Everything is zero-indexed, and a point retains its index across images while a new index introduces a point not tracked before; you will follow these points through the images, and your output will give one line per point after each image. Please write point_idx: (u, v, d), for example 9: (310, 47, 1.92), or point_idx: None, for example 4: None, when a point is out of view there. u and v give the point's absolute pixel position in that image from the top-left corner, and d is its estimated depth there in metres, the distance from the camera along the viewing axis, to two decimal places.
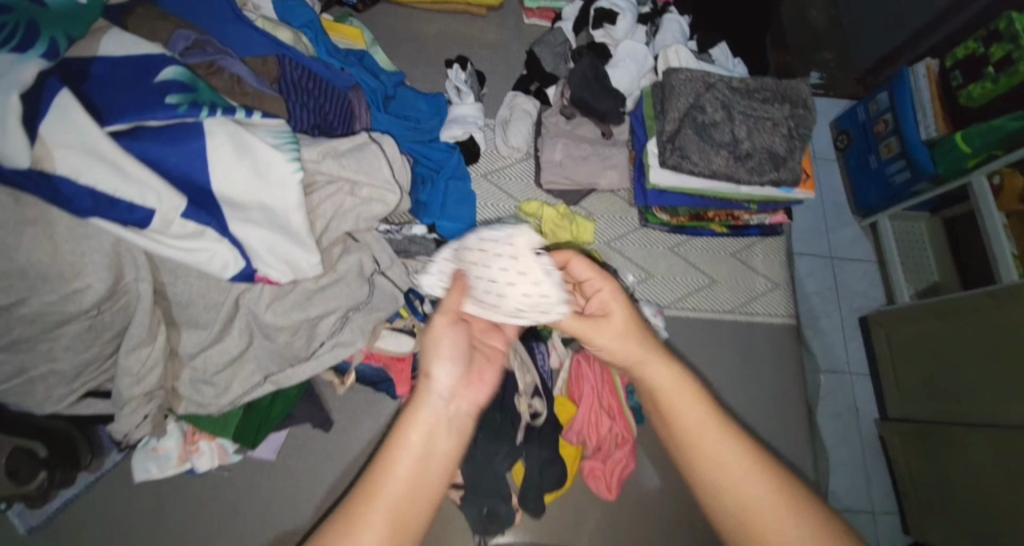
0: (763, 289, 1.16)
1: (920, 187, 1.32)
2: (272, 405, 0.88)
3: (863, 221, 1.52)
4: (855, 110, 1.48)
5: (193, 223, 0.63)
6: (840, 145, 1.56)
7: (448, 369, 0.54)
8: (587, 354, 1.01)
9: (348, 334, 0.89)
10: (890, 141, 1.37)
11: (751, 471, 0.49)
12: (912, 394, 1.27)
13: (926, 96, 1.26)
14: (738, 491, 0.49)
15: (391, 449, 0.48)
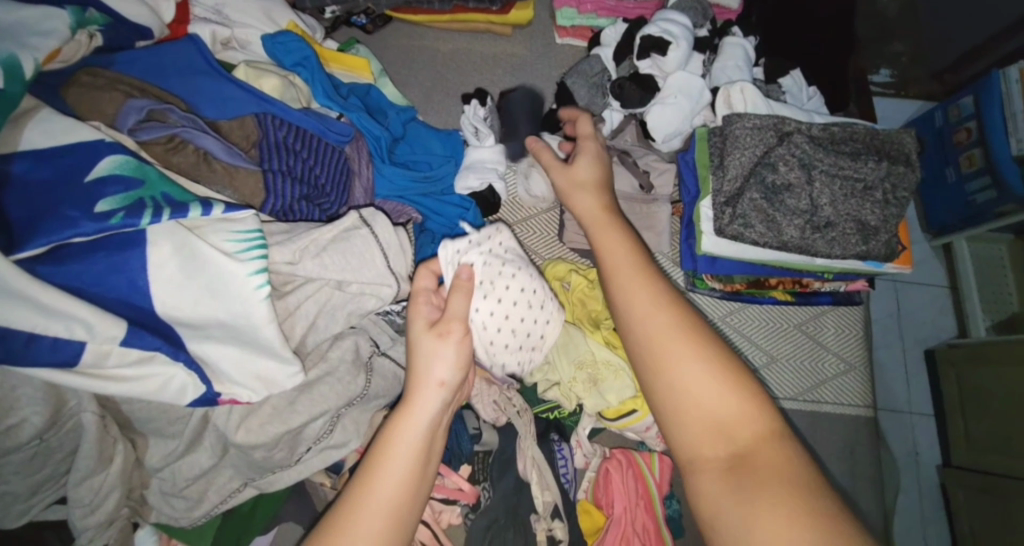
0: (834, 372, 0.97)
1: (1005, 210, 1.16)
2: (255, 512, 0.78)
3: (935, 240, 1.38)
4: (933, 113, 1.30)
5: (134, 352, 0.52)
6: None
7: (445, 374, 0.57)
8: (619, 458, 0.85)
9: (340, 435, 0.77)
10: (972, 153, 1.20)
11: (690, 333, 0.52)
12: (985, 445, 1.17)
13: (1018, 104, 1.09)
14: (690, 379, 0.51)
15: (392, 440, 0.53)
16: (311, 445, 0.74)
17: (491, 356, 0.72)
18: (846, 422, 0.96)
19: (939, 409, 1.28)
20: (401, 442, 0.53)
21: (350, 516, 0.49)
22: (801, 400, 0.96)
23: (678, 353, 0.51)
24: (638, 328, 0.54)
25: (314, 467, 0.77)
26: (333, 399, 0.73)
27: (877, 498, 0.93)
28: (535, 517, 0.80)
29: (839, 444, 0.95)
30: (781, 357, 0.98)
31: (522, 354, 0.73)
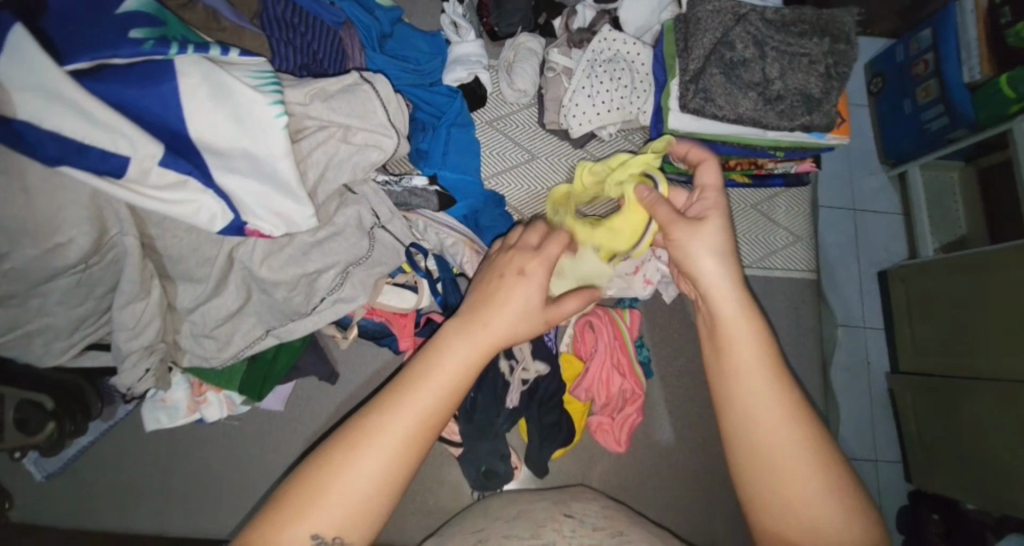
0: (784, 243, 1.10)
1: (956, 135, 1.39)
2: (277, 358, 0.88)
3: (893, 169, 1.66)
4: (895, 50, 1.54)
5: (172, 173, 0.60)
6: (874, 89, 1.65)
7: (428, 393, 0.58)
8: (594, 311, 0.95)
9: (349, 290, 0.86)
10: (928, 84, 1.43)
11: (830, 474, 0.52)
12: (925, 350, 1.46)
13: (971, 35, 1.30)
14: (809, 478, 0.52)
15: (376, 425, 0.56)
16: (325, 295, 0.84)
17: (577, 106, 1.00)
18: (794, 284, 1.09)
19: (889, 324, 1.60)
20: (406, 404, 0.57)
21: (314, 492, 0.54)
22: (755, 267, 1.09)
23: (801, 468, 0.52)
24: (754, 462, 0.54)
25: (327, 318, 0.86)
26: (343, 252, 0.83)
27: (819, 347, 1.08)
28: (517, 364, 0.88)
29: (788, 302, 1.09)
30: (739, 230, 1.11)
31: (610, 117, 1.01)
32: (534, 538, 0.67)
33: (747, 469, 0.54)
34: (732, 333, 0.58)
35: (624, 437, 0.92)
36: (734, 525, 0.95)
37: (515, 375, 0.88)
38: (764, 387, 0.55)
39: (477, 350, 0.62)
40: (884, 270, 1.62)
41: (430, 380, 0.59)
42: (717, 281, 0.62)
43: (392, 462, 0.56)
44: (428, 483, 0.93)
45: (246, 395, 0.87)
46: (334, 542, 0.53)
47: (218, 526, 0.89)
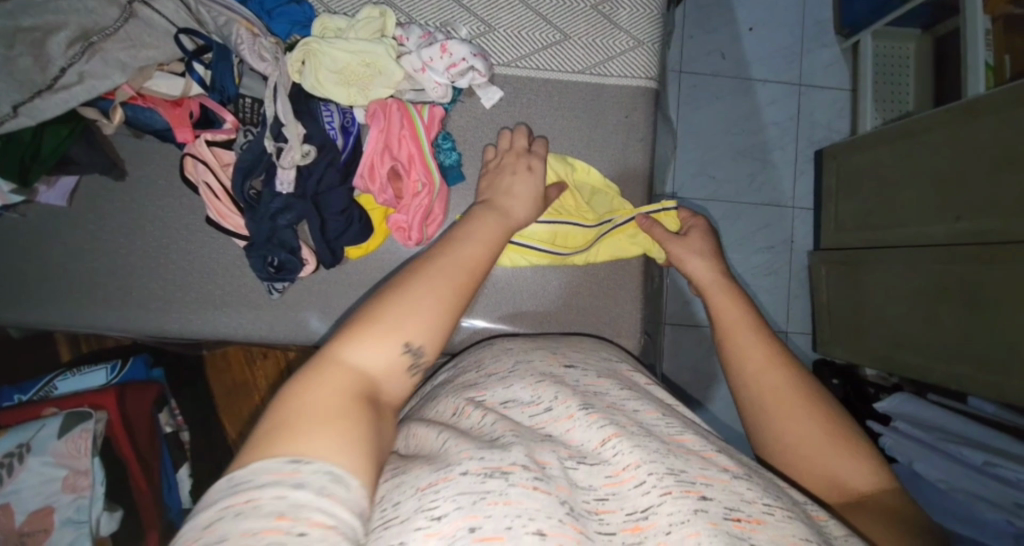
0: (624, 47, 1.03)
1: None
2: (38, 141, 0.83)
3: (849, 38, 2.02)
4: None
5: None
6: None
7: (465, 255, 0.69)
8: (380, 100, 0.88)
9: (98, 65, 0.80)
10: None
11: (820, 410, 0.63)
12: (923, 212, 1.54)
13: None
14: (799, 412, 0.63)
15: (426, 270, 0.63)
16: (64, 67, 0.78)
17: None
18: (628, 93, 1.04)
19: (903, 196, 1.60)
20: (447, 259, 0.66)
21: (382, 315, 0.57)
22: (588, 73, 1.02)
23: (792, 413, 0.63)
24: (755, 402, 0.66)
25: (80, 98, 0.80)
26: (75, 14, 0.78)
27: (649, 163, 1.04)
28: (286, 149, 0.83)
29: (617, 110, 1.03)
30: (574, 34, 1.02)
31: None
32: (534, 403, 0.61)
33: (757, 404, 0.65)
34: (716, 303, 0.78)
35: (418, 230, 0.91)
36: (535, 321, 1.01)
37: (285, 156, 0.83)
38: (756, 338, 0.71)
39: (490, 227, 0.76)
40: (893, 135, 1.63)
41: (461, 245, 0.69)
42: (700, 273, 0.84)
43: (451, 294, 0.62)
44: (224, 284, 0.92)
45: (8, 179, 0.82)
46: (420, 353, 0.58)
47: (18, 315, 0.92)
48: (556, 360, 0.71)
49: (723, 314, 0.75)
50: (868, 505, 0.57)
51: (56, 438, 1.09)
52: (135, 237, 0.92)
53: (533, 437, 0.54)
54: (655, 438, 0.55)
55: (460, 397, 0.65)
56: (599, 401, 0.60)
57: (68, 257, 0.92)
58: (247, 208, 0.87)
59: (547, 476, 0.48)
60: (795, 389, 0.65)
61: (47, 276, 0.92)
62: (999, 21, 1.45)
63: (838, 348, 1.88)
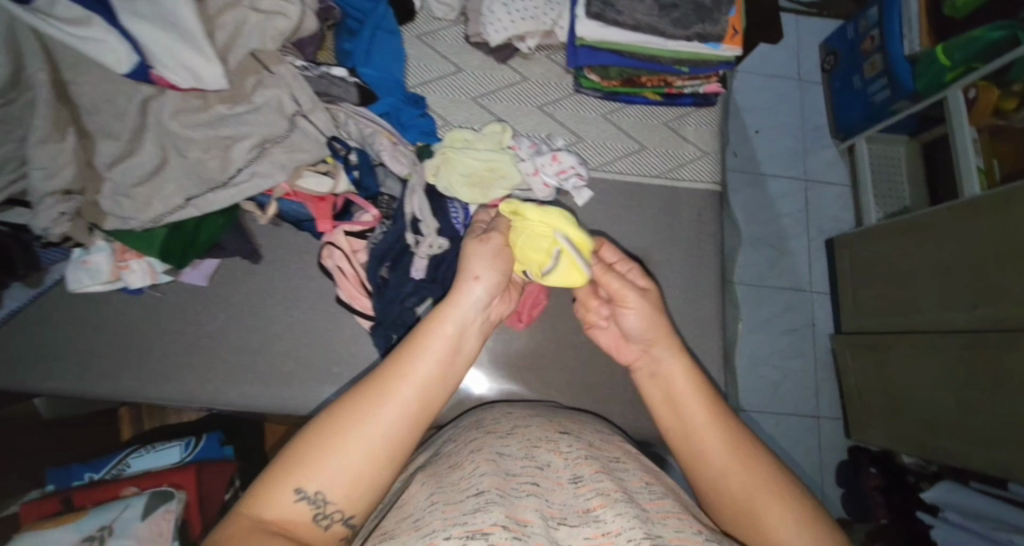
0: (692, 157, 1.17)
1: (900, 105, 1.92)
2: (199, 229, 0.93)
3: (844, 143, 2.29)
4: (848, 31, 2.15)
5: (77, 8, 0.66)
6: (829, 66, 2.32)
7: (405, 399, 0.68)
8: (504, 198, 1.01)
9: (266, 167, 0.91)
10: (875, 62, 2.02)
11: (785, 499, 0.69)
12: (942, 296, 1.65)
13: (913, 15, 1.80)
14: (771, 507, 0.69)
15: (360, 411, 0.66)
16: (242, 167, 0.89)
17: (492, 12, 1.07)
18: (699, 196, 1.16)
19: (912, 283, 1.74)
20: (378, 407, 0.66)
21: (306, 453, 0.64)
22: (664, 178, 1.16)
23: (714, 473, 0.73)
24: (697, 478, 0.75)
25: (247, 193, 0.91)
26: (258, 126, 0.89)
27: (719, 254, 1.15)
28: (423, 240, 0.95)
29: (691, 210, 1.15)
30: (649, 145, 1.17)
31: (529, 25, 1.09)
32: (526, 458, 0.73)
33: (689, 473, 0.75)
34: (665, 410, 0.79)
35: (528, 312, 1.01)
36: (627, 403, 1.06)
37: (420, 248, 0.95)
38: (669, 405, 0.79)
39: (435, 362, 0.72)
40: (896, 224, 1.82)
41: (400, 385, 0.68)
42: (678, 377, 0.80)
43: (381, 438, 0.65)
44: (343, 361, 0.99)
45: (167, 261, 0.92)
46: (323, 500, 0.63)
47: (143, 391, 0.95)
48: (551, 429, 0.81)
49: (687, 419, 0.77)
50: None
51: (139, 518, 1.07)
52: (267, 317, 1.00)
53: (517, 492, 0.66)
54: (635, 505, 0.67)
55: (460, 454, 0.75)
56: (587, 467, 0.73)
57: (197, 336, 0.98)
58: (376, 292, 0.96)
59: (525, 536, 0.59)
60: (769, 487, 0.70)
61: (175, 354, 0.97)
62: (986, 132, 1.68)
63: (872, 433, 1.92)
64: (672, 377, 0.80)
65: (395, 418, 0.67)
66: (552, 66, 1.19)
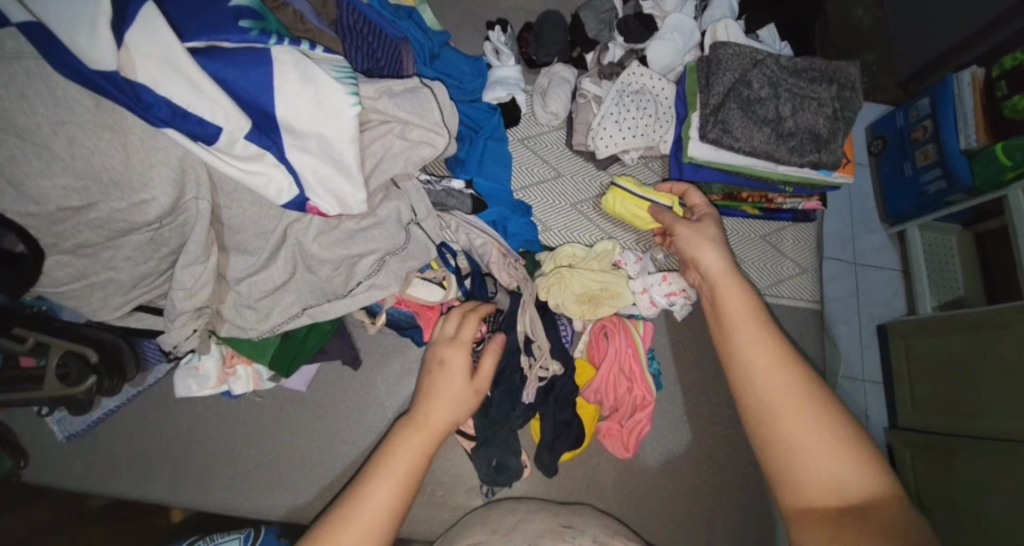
0: (790, 274, 1.14)
1: (954, 197, 1.45)
2: (308, 337, 0.91)
3: (892, 228, 1.67)
4: (894, 116, 1.60)
5: (254, 146, 0.66)
6: (874, 150, 1.69)
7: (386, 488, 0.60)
8: (610, 319, 0.99)
9: (384, 277, 0.90)
10: (927, 148, 1.49)
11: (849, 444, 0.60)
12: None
13: (969, 106, 1.39)
14: (811, 443, 0.61)
15: (339, 509, 0.58)
16: (362, 279, 0.88)
17: (603, 127, 1.08)
18: (799, 315, 1.13)
19: (986, 403, 1.27)
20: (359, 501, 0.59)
21: None
22: (763, 294, 1.13)
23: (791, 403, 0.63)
24: (770, 398, 0.65)
25: (360, 303, 0.91)
26: (382, 241, 0.87)
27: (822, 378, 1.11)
28: (534, 363, 0.92)
29: (792, 330, 1.12)
30: (748, 260, 1.14)
31: (635, 143, 1.10)
32: None
33: (762, 410, 0.65)
34: (740, 329, 0.70)
35: (632, 443, 0.95)
36: (730, 537, 1.00)
37: (532, 372, 0.91)
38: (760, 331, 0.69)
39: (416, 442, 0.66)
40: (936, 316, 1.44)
41: (380, 478, 0.61)
42: (723, 283, 0.78)
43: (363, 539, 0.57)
44: (440, 475, 0.97)
45: (275, 370, 0.90)
46: None
47: (235, 502, 0.92)
48: (554, 520, 0.75)
49: (742, 340, 0.69)
50: (860, 512, 0.56)
51: None
52: (365, 427, 0.98)
53: None
54: None
55: None
56: None
57: (294, 447, 0.95)
58: (480, 417, 0.91)
59: None
60: (806, 400, 0.63)
61: (268, 463, 0.94)
62: None
63: None
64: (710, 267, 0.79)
65: (379, 507, 0.59)
66: (650, 174, 1.19)
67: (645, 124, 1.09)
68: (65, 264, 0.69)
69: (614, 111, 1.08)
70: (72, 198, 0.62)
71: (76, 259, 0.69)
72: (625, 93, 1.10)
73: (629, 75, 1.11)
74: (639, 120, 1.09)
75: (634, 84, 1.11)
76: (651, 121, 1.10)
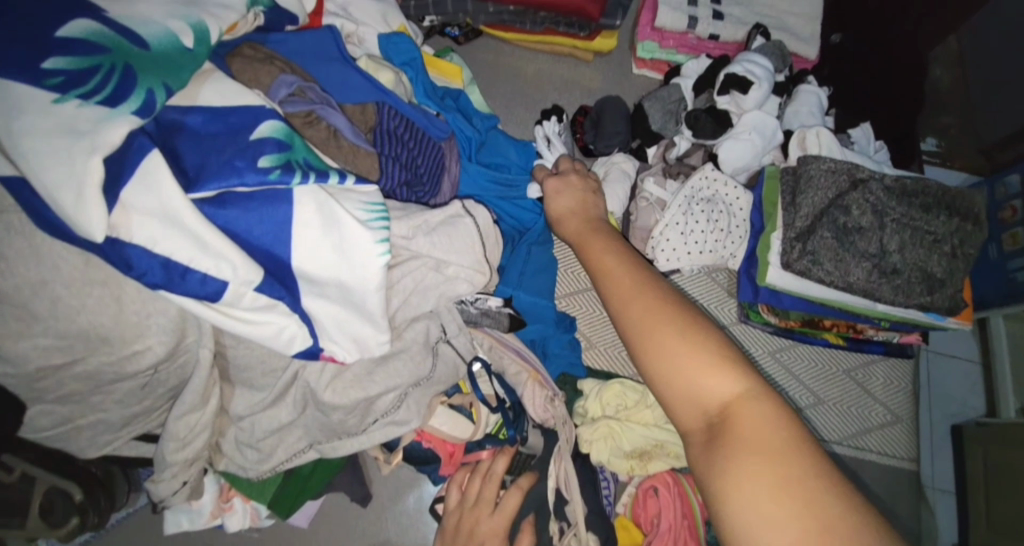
0: (879, 422, 0.97)
1: None
2: (313, 473, 0.80)
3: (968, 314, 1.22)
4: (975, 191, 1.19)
5: (264, 298, 0.56)
6: None
7: None
8: (663, 479, 0.83)
9: (405, 412, 0.78)
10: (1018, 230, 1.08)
11: (717, 355, 0.52)
12: None
13: None
14: (672, 364, 0.52)
15: None
16: (379, 417, 0.76)
17: (665, 238, 0.95)
18: (888, 472, 0.95)
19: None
20: None
21: None
22: (846, 445, 0.96)
23: (651, 317, 0.55)
24: (630, 328, 0.56)
25: (374, 441, 0.78)
26: (407, 376, 0.75)
27: None
28: (569, 534, 0.78)
29: (880, 490, 0.94)
30: (827, 399, 0.98)
31: (699, 258, 0.96)
32: None
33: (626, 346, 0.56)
34: (597, 266, 0.64)
35: None
36: None
37: (564, 542, 0.78)
38: (615, 266, 0.62)
39: None
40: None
41: None
42: (571, 227, 0.73)
43: None
44: None
45: (273, 510, 0.79)
46: None
47: None
48: None
49: (610, 297, 0.60)
50: (734, 426, 0.48)
51: None
52: None
53: None
54: None
55: None
56: None
57: None
58: None
59: None
60: (673, 325, 0.54)
61: None
62: None
63: None
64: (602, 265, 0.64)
65: None
66: (714, 287, 1.04)
67: (714, 239, 0.96)
68: (48, 412, 0.60)
69: (680, 222, 0.96)
70: (54, 356, 0.53)
71: (60, 406, 0.60)
72: (692, 200, 0.96)
73: (698, 180, 0.98)
74: (708, 234, 0.96)
75: (705, 191, 0.98)
76: (722, 235, 0.96)
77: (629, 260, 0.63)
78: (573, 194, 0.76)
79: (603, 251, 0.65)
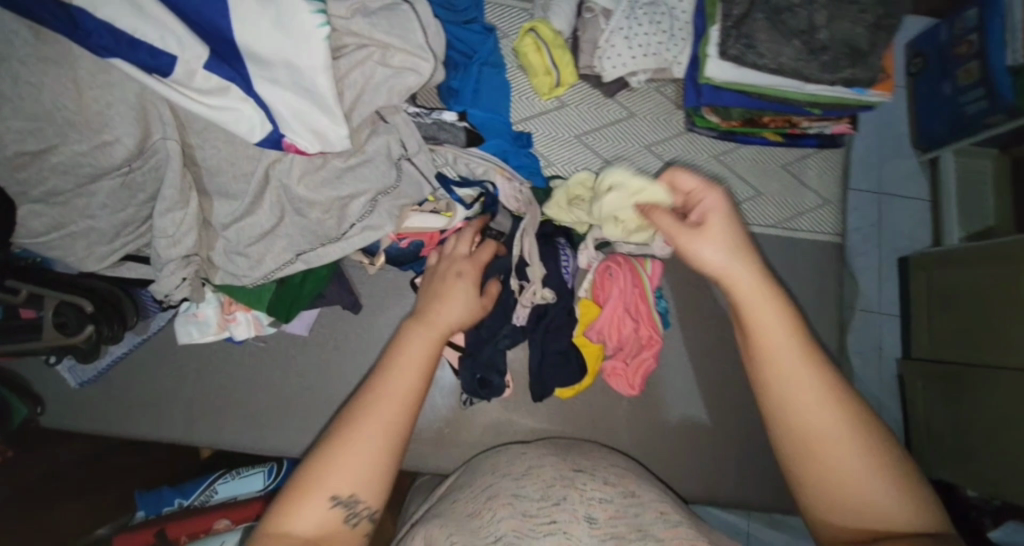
0: (812, 206, 1.07)
1: (993, 121, 1.16)
2: (305, 281, 0.89)
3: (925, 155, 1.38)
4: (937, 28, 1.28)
5: (215, 78, 0.61)
6: (915, 67, 1.36)
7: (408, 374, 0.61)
8: (617, 258, 0.94)
9: (377, 219, 0.85)
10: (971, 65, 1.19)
11: (878, 456, 0.52)
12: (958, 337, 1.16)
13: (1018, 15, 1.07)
14: (831, 444, 0.52)
15: (355, 421, 0.58)
16: (355, 222, 0.83)
17: (610, 43, 0.98)
18: (818, 250, 1.07)
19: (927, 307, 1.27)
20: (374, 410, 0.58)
21: (313, 476, 0.56)
22: (781, 228, 1.06)
23: (817, 409, 0.53)
24: (785, 420, 0.54)
25: (355, 248, 0.85)
26: (373, 180, 0.81)
27: (841, 314, 1.06)
28: (528, 288, 0.92)
29: (812, 265, 1.06)
30: (767, 192, 1.07)
31: (646, 61, 0.99)
32: (543, 499, 0.67)
33: (778, 431, 0.55)
34: (758, 332, 0.56)
35: (638, 382, 0.94)
36: (737, 466, 1.01)
37: (524, 296, 0.91)
38: (784, 337, 0.55)
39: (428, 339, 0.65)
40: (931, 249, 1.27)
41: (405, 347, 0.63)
42: (744, 276, 0.57)
43: (385, 434, 0.58)
44: (447, 416, 0.97)
45: (274, 316, 0.89)
46: (352, 504, 0.56)
47: (247, 439, 0.95)
48: (565, 466, 0.74)
49: (755, 356, 0.56)
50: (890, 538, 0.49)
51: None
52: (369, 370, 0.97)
53: (534, 533, 0.62)
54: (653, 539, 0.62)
55: (480, 498, 0.71)
56: (603, 510, 0.66)
57: (301, 389, 0.96)
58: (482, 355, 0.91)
59: None
60: (838, 419, 0.52)
61: (278, 403, 0.96)
62: None
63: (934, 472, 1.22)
64: (720, 271, 0.59)
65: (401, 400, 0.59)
66: (662, 100, 1.08)
67: (658, 41, 0.98)
68: (40, 213, 0.66)
69: (623, 26, 0.97)
70: (28, 141, 0.59)
71: (49, 208, 0.66)
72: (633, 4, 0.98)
73: None
74: (651, 36, 0.98)
75: None
76: (665, 37, 0.98)
77: (788, 312, 0.56)
78: (722, 234, 0.60)
79: (774, 321, 0.55)
